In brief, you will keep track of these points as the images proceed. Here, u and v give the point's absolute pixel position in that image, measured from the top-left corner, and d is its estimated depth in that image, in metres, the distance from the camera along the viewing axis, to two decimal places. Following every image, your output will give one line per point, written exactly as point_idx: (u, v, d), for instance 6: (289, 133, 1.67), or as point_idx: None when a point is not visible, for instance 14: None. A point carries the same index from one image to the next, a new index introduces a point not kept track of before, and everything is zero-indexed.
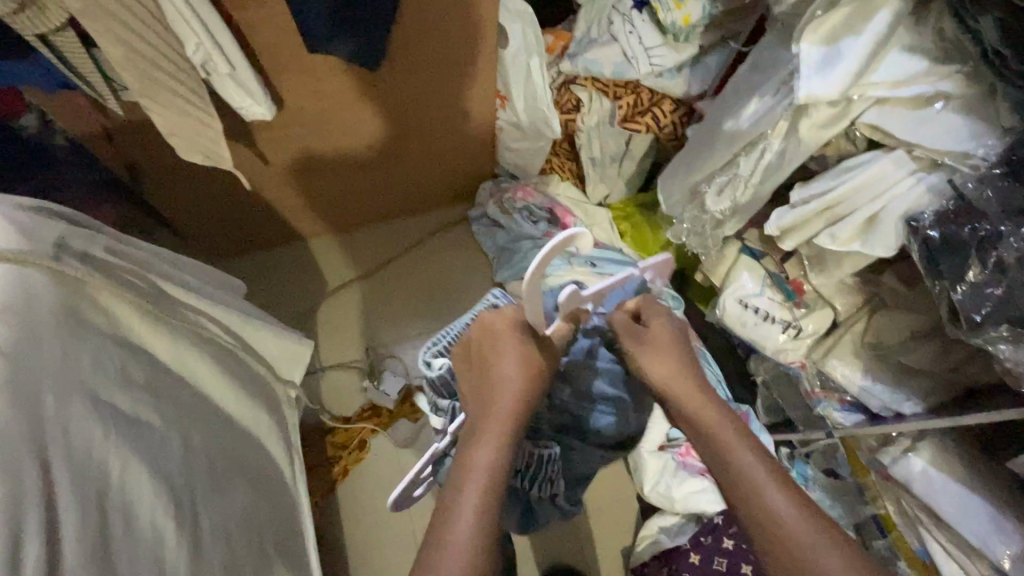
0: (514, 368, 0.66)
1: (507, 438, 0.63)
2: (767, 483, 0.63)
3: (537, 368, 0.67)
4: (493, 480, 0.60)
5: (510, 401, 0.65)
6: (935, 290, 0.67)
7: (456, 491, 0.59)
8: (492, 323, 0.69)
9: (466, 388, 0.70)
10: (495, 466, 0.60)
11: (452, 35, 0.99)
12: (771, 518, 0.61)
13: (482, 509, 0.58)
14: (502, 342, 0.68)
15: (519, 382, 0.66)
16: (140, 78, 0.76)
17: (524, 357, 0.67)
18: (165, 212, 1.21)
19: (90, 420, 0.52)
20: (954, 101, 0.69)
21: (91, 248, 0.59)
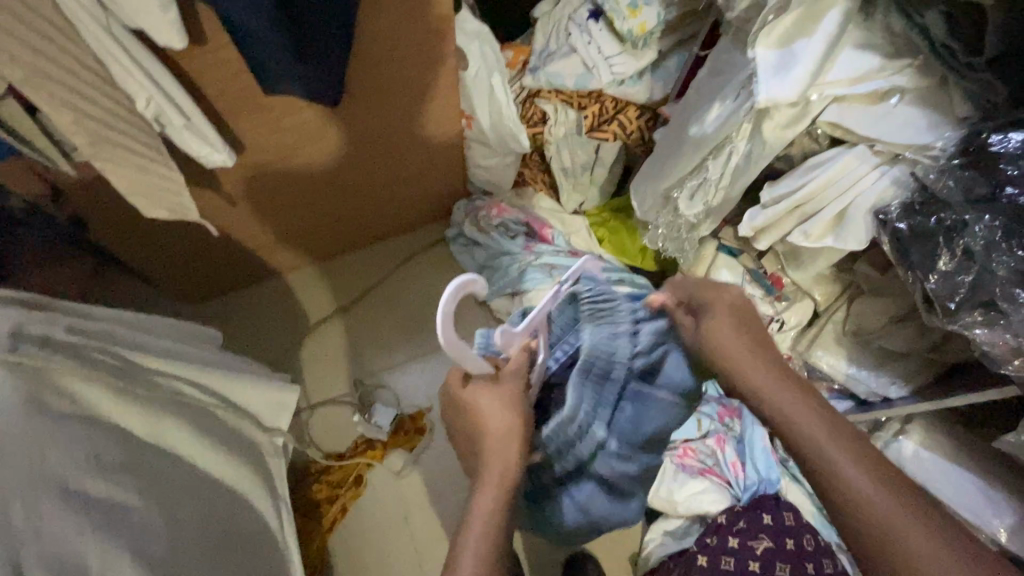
0: (496, 423, 0.65)
1: (497, 490, 0.63)
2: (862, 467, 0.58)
3: (521, 415, 0.66)
4: (487, 537, 0.60)
5: (498, 454, 0.65)
6: (909, 280, 0.68)
7: (454, 562, 0.59)
8: (460, 388, 0.67)
9: (458, 428, 0.71)
10: (489, 522, 0.61)
11: (412, 64, 0.99)
12: (875, 521, 0.56)
13: (477, 569, 0.58)
14: (478, 401, 0.66)
15: (502, 433, 0.65)
16: (91, 140, 0.75)
17: (503, 408, 0.65)
18: (137, 265, 1.17)
19: (63, 512, 0.50)
20: (908, 95, 0.70)
21: (49, 331, 0.58)
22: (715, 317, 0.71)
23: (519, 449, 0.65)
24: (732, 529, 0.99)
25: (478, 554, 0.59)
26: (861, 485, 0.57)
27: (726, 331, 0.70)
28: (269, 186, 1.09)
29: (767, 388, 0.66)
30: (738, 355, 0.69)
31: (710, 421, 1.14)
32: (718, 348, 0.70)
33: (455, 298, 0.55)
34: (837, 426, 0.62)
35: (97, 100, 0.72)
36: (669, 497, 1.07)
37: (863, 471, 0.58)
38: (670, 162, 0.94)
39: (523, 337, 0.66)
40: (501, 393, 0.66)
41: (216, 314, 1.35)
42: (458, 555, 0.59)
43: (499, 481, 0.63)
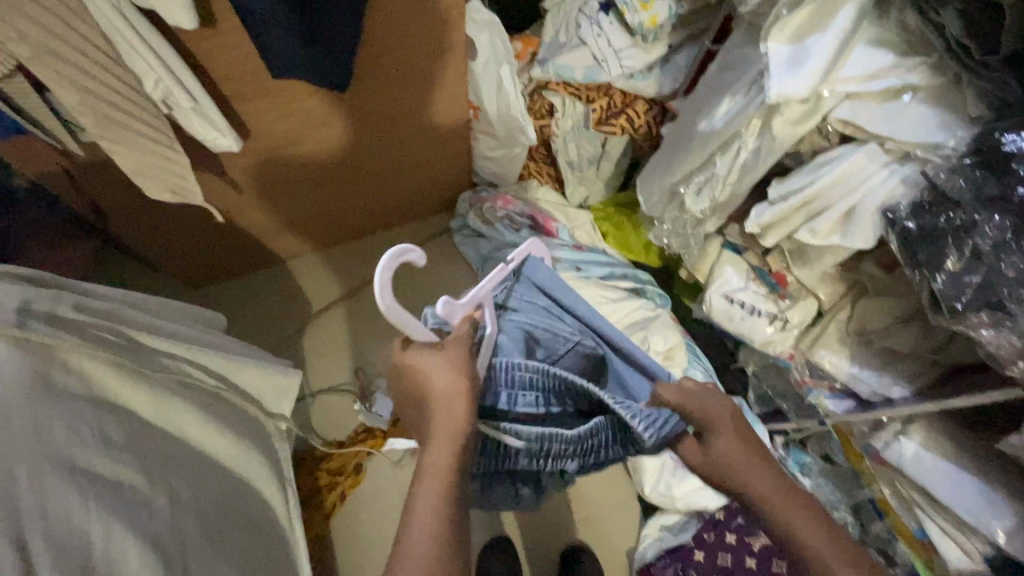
0: (443, 383, 0.59)
1: (449, 446, 0.57)
2: (839, 555, 0.58)
3: (468, 378, 0.61)
4: (438, 499, 0.55)
5: (444, 413, 0.59)
6: (916, 279, 0.68)
7: (404, 527, 0.54)
8: (404, 352, 0.62)
9: (403, 397, 0.65)
10: (446, 477, 0.56)
11: (420, 52, 0.98)
12: None
13: (430, 530, 0.53)
14: (423, 362, 0.61)
15: (451, 394, 0.59)
16: (100, 120, 0.74)
17: (448, 368, 0.60)
18: (141, 248, 1.17)
19: (68, 489, 0.50)
20: (921, 93, 0.70)
21: (57, 308, 0.58)
22: (719, 434, 0.64)
23: (468, 411, 0.59)
24: (729, 525, 1.05)
25: (428, 527, 0.53)
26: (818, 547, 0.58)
27: (725, 440, 0.64)
28: (274, 172, 1.09)
29: (747, 472, 0.62)
30: (755, 479, 0.62)
31: None
32: (718, 455, 0.63)
33: (389, 270, 0.53)
34: (827, 524, 0.60)
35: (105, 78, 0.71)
36: (667, 492, 1.07)
37: (823, 534, 0.59)
38: (678, 157, 0.94)
39: (466, 309, 0.65)
40: (447, 354, 0.61)
41: (218, 299, 1.34)
42: (405, 534, 0.54)
43: (448, 436, 0.58)
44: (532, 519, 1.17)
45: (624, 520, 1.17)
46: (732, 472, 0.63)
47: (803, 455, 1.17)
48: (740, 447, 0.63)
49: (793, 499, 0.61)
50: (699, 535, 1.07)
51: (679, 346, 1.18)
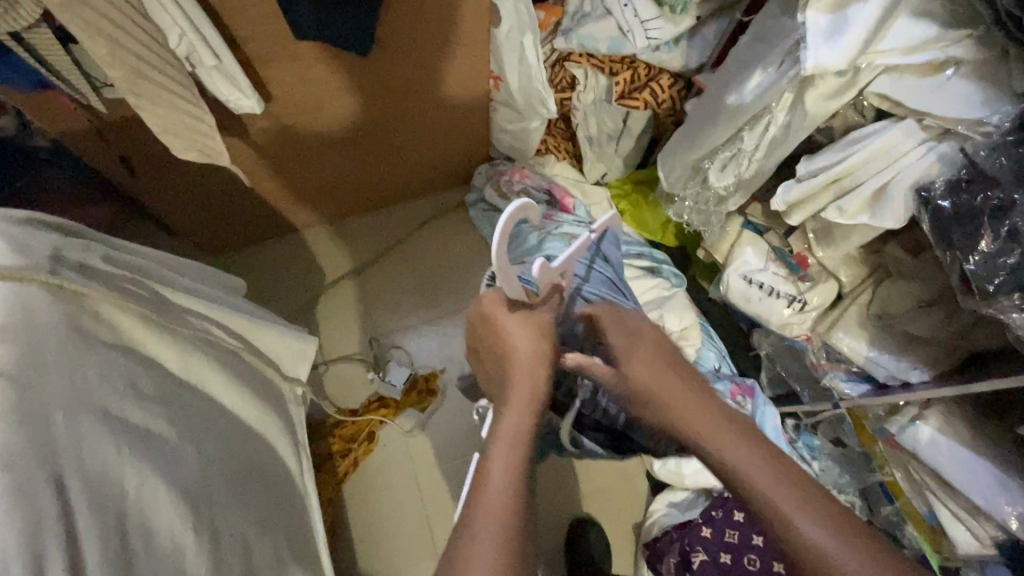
0: (527, 343, 0.65)
1: (528, 401, 0.61)
2: (801, 500, 0.54)
3: (546, 342, 0.66)
4: (513, 453, 0.56)
5: (526, 373, 0.63)
6: (948, 260, 0.66)
7: (482, 474, 0.55)
8: (491, 310, 0.68)
9: (488, 363, 0.70)
10: (522, 426, 0.59)
11: (442, 18, 0.96)
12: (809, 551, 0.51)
13: (509, 478, 0.54)
14: (507, 322, 0.66)
15: (534, 355, 0.64)
16: (125, 75, 0.74)
17: (531, 329, 0.66)
18: (160, 212, 1.17)
19: (104, 435, 0.51)
20: (964, 67, 0.67)
21: (88, 260, 0.59)
22: (629, 357, 0.68)
23: (546, 375, 0.64)
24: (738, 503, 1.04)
25: (506, 466, 0.55)
26: (780, 503, 0.54)
27: (641, 367, 0.67)
28: (294, 138, 1.08)
29: (675, 403, 0.64)
30: (692, 420, 0.62)
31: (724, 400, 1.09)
32: (636, 372, 0.67)
33: (510, 222, 0.56)
34: (773, 459, 0.58)
35: (133, 33, 0.71)
36: (677, 469, 1.08)
37: (819, 517, 0.53)
38: (703, 132, 0.92)
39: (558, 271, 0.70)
40: (531, 318, 0.67)
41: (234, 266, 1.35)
42: (486, 469, 0.55)
43: (528, 395, 0.61)
44: (540, 492, 1.19)
45: (632, 495, 1.18)
46: (652, 396, 0.65)
47: (813, 439, 1.16)
48: (661, 375, 0.66)
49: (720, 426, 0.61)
50: (707, 512, 1.05)
51: (693, 326, 1.17)
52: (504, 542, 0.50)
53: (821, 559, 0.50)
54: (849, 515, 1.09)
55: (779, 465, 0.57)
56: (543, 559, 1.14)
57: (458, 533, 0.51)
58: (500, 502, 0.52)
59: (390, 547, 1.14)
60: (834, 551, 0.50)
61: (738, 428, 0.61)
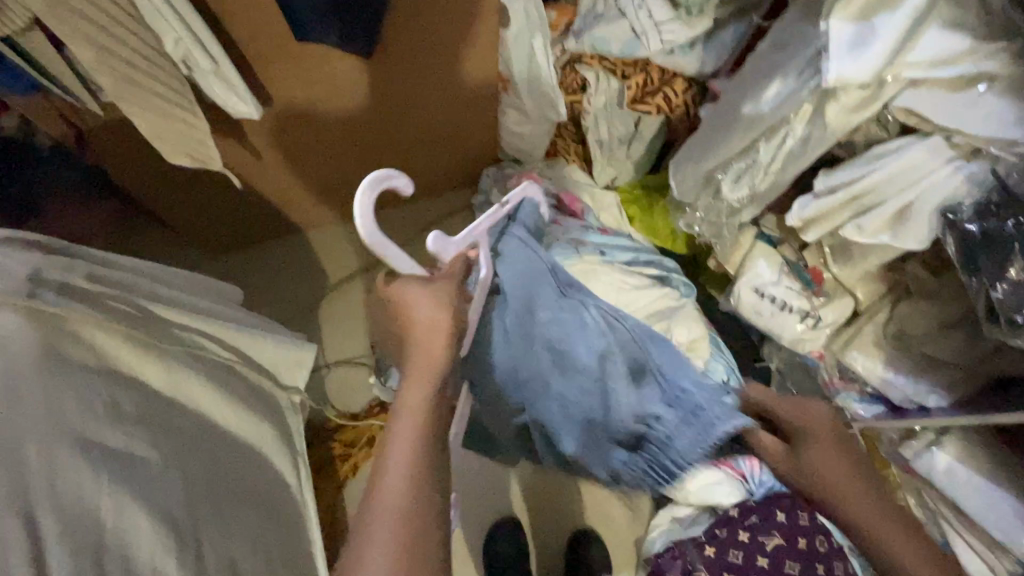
0: (424, 316, 0.64)
1: (424, 383, 0.62)
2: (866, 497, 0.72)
3: (454, 314, 0.65)
4: (410, 441, 0.57)
5: (424, 349, 0.64)
6: (972, 286, 0.63)
7: (378, 466, 0.56)
8: (387, 287, 0.66)
9: (390, 332, 0.71)
10: (417, 407, 0.60)
11: (445, 20, 0.93)
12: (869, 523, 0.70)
13: (406, 470, 0.55)
14: (413, 296, 0.65)
15: (439, 331, 0.64)
16: (118, 80, 0.73)
17: (433, 303, 0.65)
18: (162, 213, 1.17)
19: (80, 462, 0.50)
20: (999, 83, 0.63)
21: (69, 279, 0.58)
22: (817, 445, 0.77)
23: (444, 347, 0.64)
24: (743, 524, 1.01)
25: (406, 453, 0.56)
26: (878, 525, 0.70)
27: (815, 451, 0.77)
28: (298, 139, 1.06)
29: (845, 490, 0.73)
30: (838, 481, 0.74)
31: None
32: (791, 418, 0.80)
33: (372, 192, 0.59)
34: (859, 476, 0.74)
35: (126, 39, 0.69)
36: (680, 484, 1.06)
37: (872, 501, 0.72)
38: (715, 141, 0.89)
39: (466, 245, 0.77)
40: (439, 300, 0.65)
41: (237, 267, 1.34)
42: (385, 449, 0.57)
43: (426, 373, 0.62)
44: (541, 503, 1.17)
45: (636, 509, 1.16)
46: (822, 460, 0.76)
47: None
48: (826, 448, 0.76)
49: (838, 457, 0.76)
50: (710, 530, 1.02)
51: (702, 338, 1.14)
52: (398, 530, 0.52)
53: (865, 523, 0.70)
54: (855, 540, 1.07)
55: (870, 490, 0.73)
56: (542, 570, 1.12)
57: (361, 511, 0.54)
58: (393, 496, 0.54)
59: None
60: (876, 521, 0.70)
61: (851, 471, 0.74)
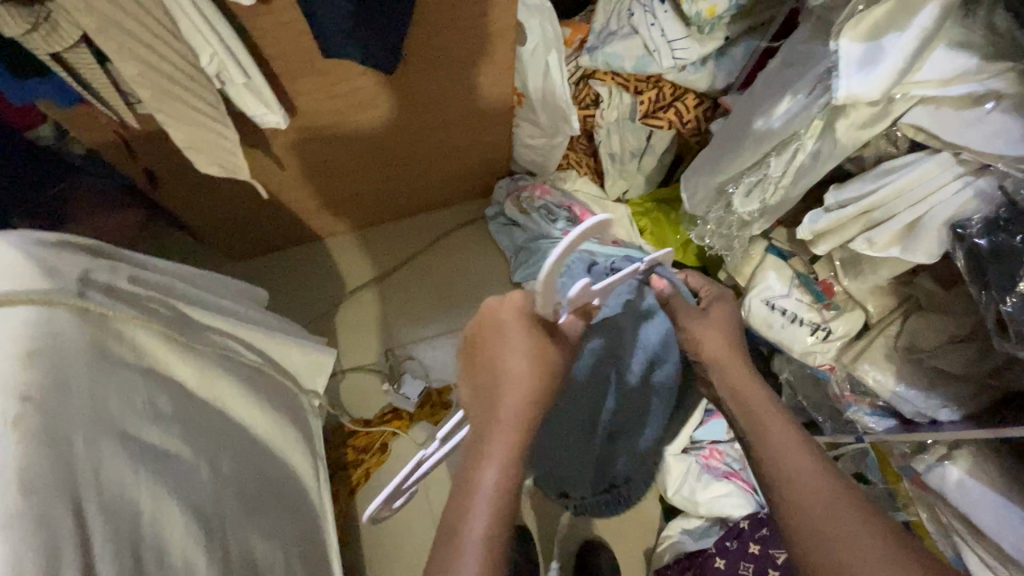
0: (522, 371, 0.53)
1: (515, 452, 0.52)
2: (812, 462, 0.58)
3: (547, 375, 0.54)
4: (495, 517, 0.50)
5: (511, 418, 0.53)
6: (982, 299, 0.64)
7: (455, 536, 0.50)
8: (501, 307, 0.56)
9: (467, 370, 0.59)
10: (503, 484, 0.51)
11: (470, 38, 0.97)
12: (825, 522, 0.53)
13: (482, 546, 0.49)
14: (512, 336, 0.54)
15: (531, 392, 0.54)
16: (155, 91, 0.76)
17: (537, 362, 0.54)
18: (186, 219, 1.20)
19: (121, 456, 0.52)
20: (1007, 100, 0.64)
21: (114, 280, 0.60)
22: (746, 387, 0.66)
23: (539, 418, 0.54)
24: (753, 537, 0.98)
25: (491, 514, 0.50)
26: (826, 508, 0.54)
27: (714, 346, 0.69)
28: (317, 150, 1.09)
29: (775, 427, 0.62)
30: (774, 439, 0.61)
31: None
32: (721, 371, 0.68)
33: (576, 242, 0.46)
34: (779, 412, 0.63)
35: (166, 54, 0.73)
36: (690, 495, 1.06)
37: (831, 485, 0.56)
38: (727, 155, 0.90)
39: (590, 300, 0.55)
40: (542, 354, 0.54)
41: (256, 273, 1.37)
42: (466, 507, 0.51)
43: (512, 444, 0.52)
44: (551, 512, 1.17)
45: (645, 521, 1.16)
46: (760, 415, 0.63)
47: None
48: (757, 393, 0.65)
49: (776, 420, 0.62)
50: (720, 542, 1.01)
51: None
52: None
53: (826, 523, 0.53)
54: None
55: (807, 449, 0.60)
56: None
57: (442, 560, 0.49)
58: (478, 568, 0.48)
59: (398, 558, 1.14)
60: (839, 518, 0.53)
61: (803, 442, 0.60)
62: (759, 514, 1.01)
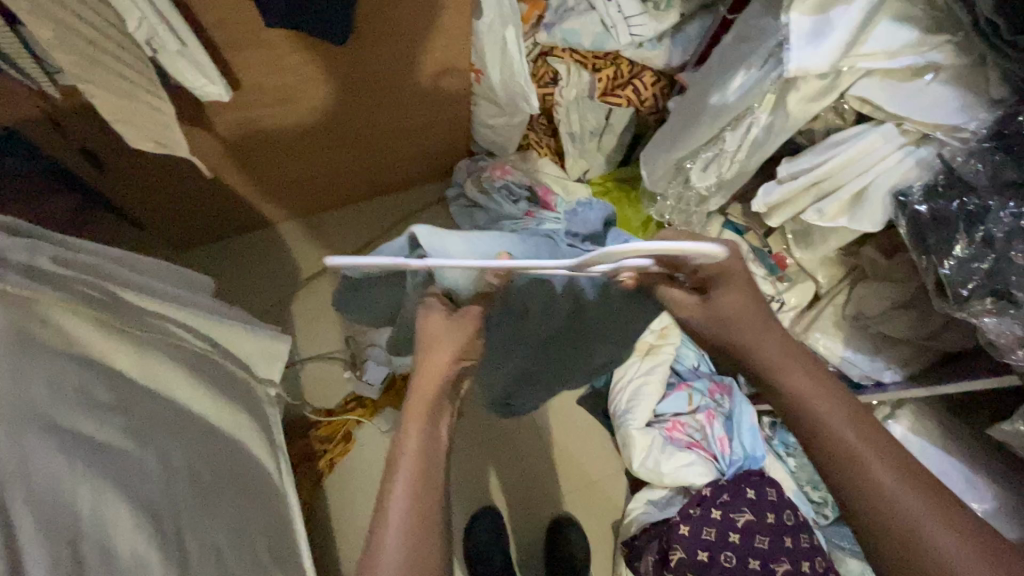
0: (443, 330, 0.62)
1: (424, 425, 0.56)
2: (868, 436, 0.50)
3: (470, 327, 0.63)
4: (421, 473, 0.53)
5: (431, 374, 0.60)
6: (923, 264, 0.68)
7: (381, 509, 0.51)
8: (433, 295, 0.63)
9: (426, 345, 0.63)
10: (423, 449, 0.54)
11: (419, 11, 0.93)
12: (896, 513, 0.47)
13: (409, 506, 0.51)
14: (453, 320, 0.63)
15: (452, 356, 0.61)
16: (79, 60, 0.70)
17: (461, 324, 0.63)
18: (123, 206, 1.13)
19: (51, 450, 0.49)
20: (944, 72, 0.68)
21: (34, 259, 0.55)
22: (748, 330, 0.57)
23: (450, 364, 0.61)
24: (716, 502, 1.03)
25: (411, 478, 0.52)
26: (899, 501, 0.47)
27: (738, 300, 0.56)
28: (265, 130, 1.04)
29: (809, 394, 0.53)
30: (815, 403, 0.53)
31: (701, 397, 1.15)
32: (736, 331, 0.57)
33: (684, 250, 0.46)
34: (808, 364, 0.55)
35: (88, 17, 0.67)
36: (655, 467, 1.08)
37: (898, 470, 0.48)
38: (684, 132, 0.90)
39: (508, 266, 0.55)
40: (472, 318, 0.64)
41: (203, 262, 1.31)
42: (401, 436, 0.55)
43: (424, 408, 0.57)
44: (520, 492, 1.18)
45: (612, 495, 1.18)
46: (786, 378, 0.54)
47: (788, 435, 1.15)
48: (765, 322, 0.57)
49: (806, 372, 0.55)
50: (684, 510, 1.04)
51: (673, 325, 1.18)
52: None
53: (897, 516, 0.47)
54: (819, 512, 1.11)
55: (859, 417, 0.52)
56: (523, 557, 1.13)
57: (386, 482, 0.52)
58: (407, 499, 0.51)
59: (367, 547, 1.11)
60: (914, 511, 0.46)
61: (837, 399, 0.53)
62: (721, 480, 1.07)
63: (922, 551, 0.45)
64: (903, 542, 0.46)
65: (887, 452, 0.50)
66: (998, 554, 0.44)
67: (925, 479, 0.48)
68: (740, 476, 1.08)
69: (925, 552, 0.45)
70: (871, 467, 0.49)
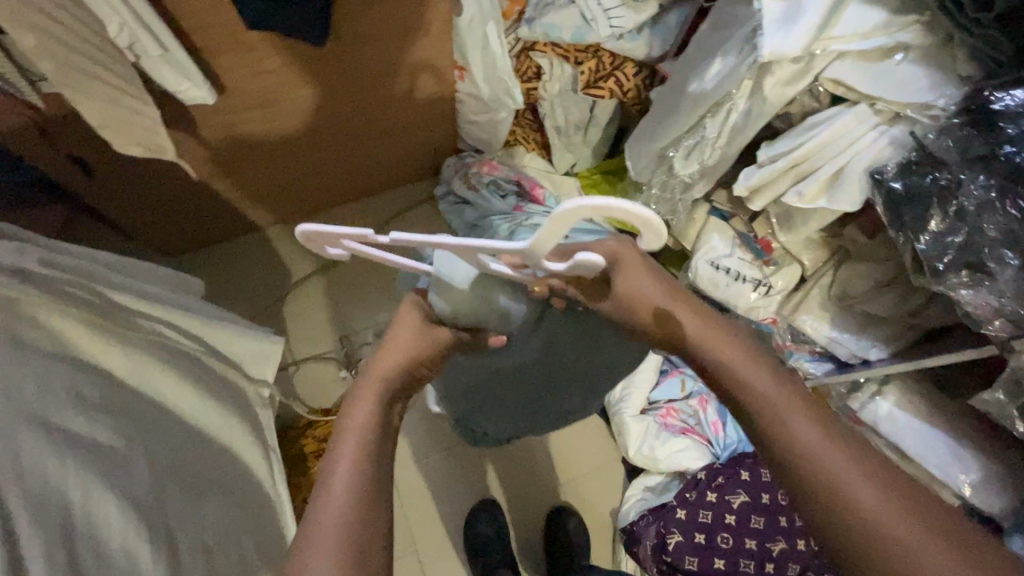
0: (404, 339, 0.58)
1: (378, 407, 0.53)
2: (784, 394, 0.49)
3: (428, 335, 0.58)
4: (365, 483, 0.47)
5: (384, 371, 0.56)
6: (899, 240, 0.69)
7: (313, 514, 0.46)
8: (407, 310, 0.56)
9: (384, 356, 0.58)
10: (370, 438, 0.51)
11: (397, 9, 0.94)
12: (817, 466, 0.45)
13: (341, 519, 0.45)
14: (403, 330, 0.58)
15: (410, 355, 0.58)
16: (60, 67, 0.71)
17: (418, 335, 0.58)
18: (111, 215, 1.14)
19: (44, 446, 0.50)
20: (913, 52, 0.70)
21: (23, 263, 0.57)
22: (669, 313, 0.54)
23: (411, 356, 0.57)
24: (710, 485, 1.05)
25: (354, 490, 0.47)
26: (822, 456, 0.45)
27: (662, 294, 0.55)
28: (250, 133, 1.04)
29: (723, 355, 0.52)
30: (728, 360, 0.52)
31: (694, 382, 1.16)
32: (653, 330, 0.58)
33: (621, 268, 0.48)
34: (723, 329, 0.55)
35: (66, 24, 0.68)
36: (650, 453, 1.09)
37: (814, 425, 0.47)
38: (666, 119, 0.91)
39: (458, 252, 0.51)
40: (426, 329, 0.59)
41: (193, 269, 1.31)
42: (348, 407, 0.53)
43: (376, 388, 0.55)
44: (517, 483, 1.19)
45: (608, 483, 1.19)
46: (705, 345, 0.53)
47: None
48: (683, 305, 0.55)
49: (804, 406, 0.48)
50: (680, 494, 1.06)
51: None
52: None
53: (817, 471, 0.45)
54: None
55: (774, 373, 0.51)
56: (522, 548, 1.15)
57: (325, 475, 0.47)
58: (348, 490, 0.47)
59: None
60: (832, 462, 0.45)
61: (751, 358, 0.52)
62: (714, 464, 1.08)
63: (842, 502, 0.44)
64: (827, 496, 0.44)
65: (799, 407, 0.48)
66: (916, 504, 0.43)
67: (846, 435, 0.46)
68: (733, 458, 1.10)
69: (848, 503, 0.43)
70: (789, 424, 0.47)
